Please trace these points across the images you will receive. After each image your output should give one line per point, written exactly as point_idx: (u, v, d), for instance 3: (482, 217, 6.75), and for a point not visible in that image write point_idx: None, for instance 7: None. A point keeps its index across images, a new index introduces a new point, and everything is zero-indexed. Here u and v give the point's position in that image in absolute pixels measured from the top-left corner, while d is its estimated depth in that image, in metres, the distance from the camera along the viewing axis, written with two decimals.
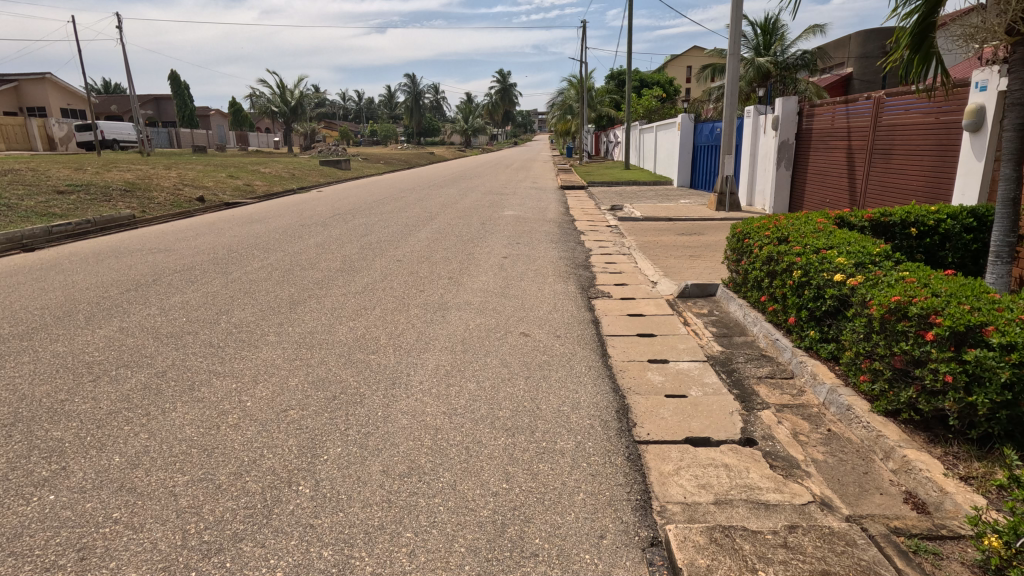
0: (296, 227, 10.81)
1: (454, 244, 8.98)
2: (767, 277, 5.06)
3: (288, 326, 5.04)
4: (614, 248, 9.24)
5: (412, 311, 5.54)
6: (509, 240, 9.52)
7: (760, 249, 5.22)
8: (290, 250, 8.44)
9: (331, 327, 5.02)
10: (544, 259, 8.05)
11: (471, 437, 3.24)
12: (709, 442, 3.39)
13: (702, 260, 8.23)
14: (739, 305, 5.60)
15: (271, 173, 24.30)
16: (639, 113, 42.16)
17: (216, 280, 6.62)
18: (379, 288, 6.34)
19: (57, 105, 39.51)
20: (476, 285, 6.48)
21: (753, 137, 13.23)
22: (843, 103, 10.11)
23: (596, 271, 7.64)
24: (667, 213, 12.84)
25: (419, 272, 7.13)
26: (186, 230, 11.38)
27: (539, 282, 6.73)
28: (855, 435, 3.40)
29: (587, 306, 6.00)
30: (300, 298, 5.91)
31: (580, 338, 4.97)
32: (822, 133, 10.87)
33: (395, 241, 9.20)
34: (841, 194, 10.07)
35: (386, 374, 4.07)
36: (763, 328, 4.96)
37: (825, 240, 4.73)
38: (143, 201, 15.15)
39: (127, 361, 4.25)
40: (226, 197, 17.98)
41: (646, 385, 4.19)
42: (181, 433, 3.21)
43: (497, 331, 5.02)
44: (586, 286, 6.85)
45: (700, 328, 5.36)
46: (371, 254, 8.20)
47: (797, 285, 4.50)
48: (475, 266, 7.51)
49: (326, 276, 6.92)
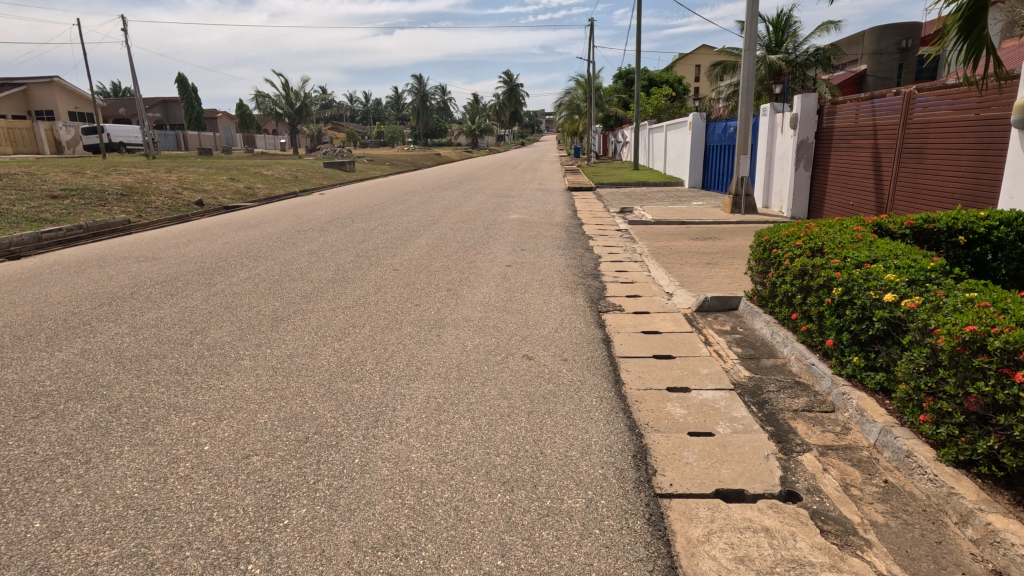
0: (292, 233, 10.36)
1: (455, 251, 8.48)
2: (799, 293, 4.53)
3: (265, 348, 4.56)
4: (625, 255, 8.71)
5: (406, 329, 5.05)
6: (513, 246, 9.02)
7: (791, 262, 4.68)
8: (281, 259, 7.98)
9: (313, 349, 4.54)
10: (551, 268, 7.54)
11: (462, 493, 2.74)
12: (745, 498, 2.86)
13: (720, 268, 7.67)
14: (765, 322, 5.07)
15: (274, 176, 23.94)
16: (648, 112, 41.47)
17: (197, 294, 6.16)
18: (371, 302, 5.85)
19: (64, 108, 39.45)
20: (476, 298, 5.97)
21: (770, 136, 12.64)
22: (869, 99, 9.51)
23: (607, 280, 7.12)
24: (680, 216, 12.27)
25: (416, 283, 6.64)
26: (178, 236, 10.95)
27: (544, 295, 6.22)
28: (919, 488, 2.86)
29: (597, 323, 5.49)
30: (285, 314, 5.44)
31: (589, 362, 4.46)
32: (844, 131, 10.28)
33: (393, 248, 8.72)
34: (867, 196, 9.47)
35: (369, 408, 3.57)
36: (796, 351, 4.42)
37: (868, 251, 4.19)
38: (139, 205, 14.77)
39: (79, 391, 3.78)
40: (225, 200, 17.57)
41: (666, 420, 3.66)
42: (120, 488, 2.73)
43: (497, 354, 4.51)
44: (596, 298, 6.33)
45: (723, 349, 4.84)
46: (367, 263, 7.72)
47: (836, 304, 3.97)
48: (476, 276, 7.00)
49: (316, 288, 6.43)
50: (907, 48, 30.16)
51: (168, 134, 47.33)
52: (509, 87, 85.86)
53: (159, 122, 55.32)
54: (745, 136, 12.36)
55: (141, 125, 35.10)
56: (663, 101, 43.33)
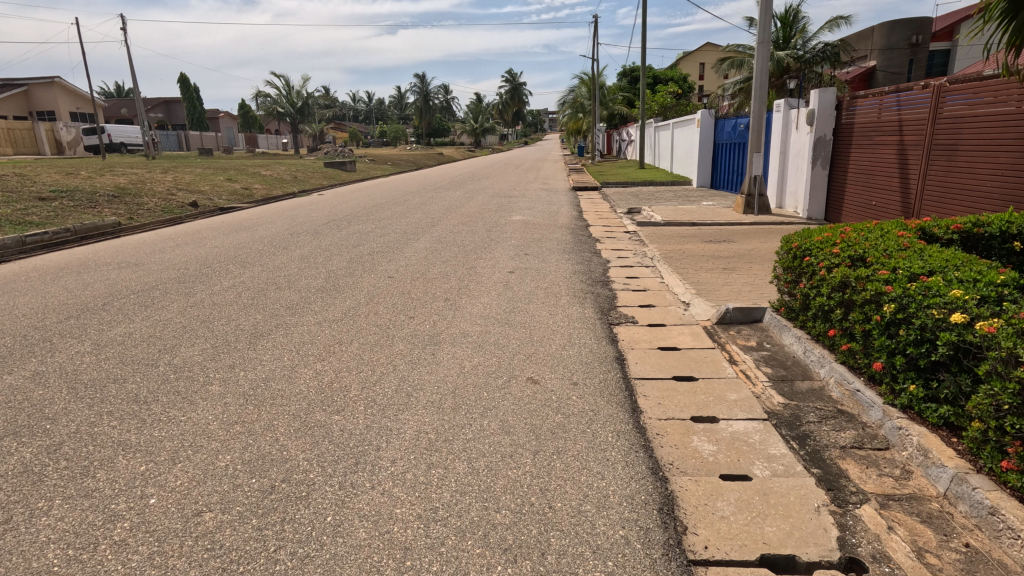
0: (284, 236, 9.89)
1: (454, 256, 7.99)
2: (838, 307, 4.01)
3: (239, 370, 4.08)
4: (635, 260, 8.19)
5: (398, 346, 4.56)
6: (516, 250, 8.53)
7: (828, 272, 4.16)
8: (269, 265, 7.51)
9: (291, 372, 4.04)
10: (556, 275, 7.03)
11: (454, 566, 2.24)
12: (796, 568, 2.36)
13: (738, 274, 7.15)
14: (796, 338, 4.56)
15: (272, 176, 23.51)
16: (652, 109, 40.85)
17: (174, 305, 5.69)
18: (361, 315, 5.36)
19: (64, 108, 39.17)
20: (476, 310, 5.47)
21: (784, 133, 12.10)
22: (893, 93, 8.96)
23: (617, 288, 6.61)
24: (691, 216, 11.74)
25: (412, 292, 6.15)
26: (167, 239, 10.50)
27: (550, 305, 5.72)
28: (1011, 558, 2.35)
29: (609, 338, 4.98)
30: (266, 329, 4.95)
31: (602, 386, 3.95)
32: (865, 128, 9.73)
33: (390, 253, 8.22)
34: (891, 195, 8.94)
35: (349, 447, 3.08)
36: (837, 373, 3.91)
37: (921, 261, 3.67)
38: (131, 207, 14.33)
39: (18, 425, 3.30)
40: (221, 201, 17.12)
41: (693, 459, 3.15)
42: (39, 560, 2.25)
43: (498, 377, 4.00)
44: (606, 308, 5.83)
45: (752, 370, 4.32)
46: (361, 269, 7.23)
47: (887, 323, 3.44)
48: (477, 284, 6.51)
49: (303, 298, 5.94)
50: (916, 44, 29.43)
51: (170, 135, 47.06)
52: (511, 86, 85.21)
53: (160, 123, 55.06)
54: (758, 133, 11.82)
55: (141, 125, 34.73)
56: (668, 98, 42.68)
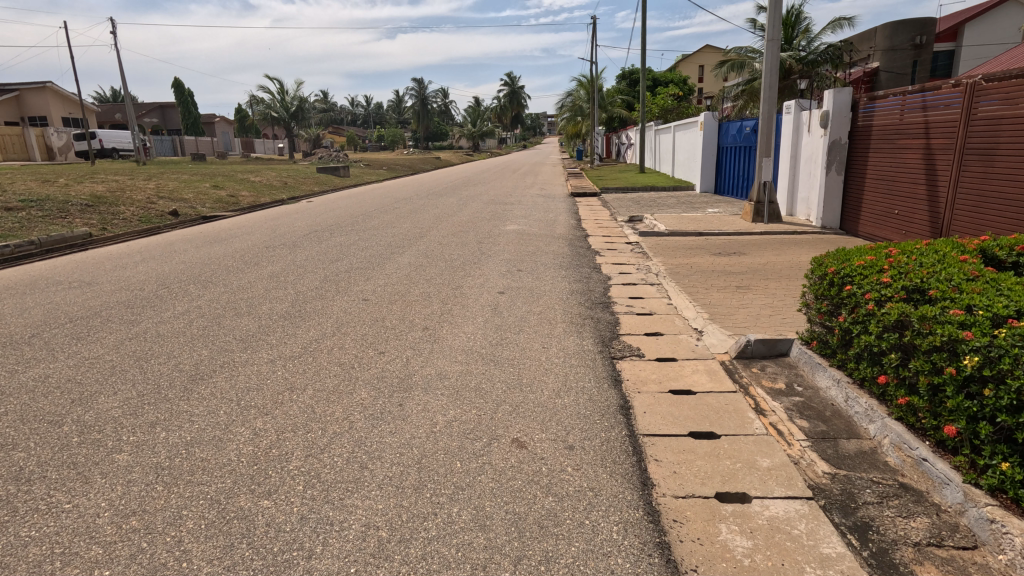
0: (259, 250, 9.17)
1: (439, 273, 7.27)
2: (893, 351, 3.29)
3: (160, 430, 3.34)
4: (638, 276, 7.48)
5: (360, 395, 3.82)
6: (508, 266, 7.82)
7: (878, 306, 3.44)
8: (234, 285, 6.77)
9: (223, 433, 3.30)
10: (551, 296, 6.29)
11: None
12: None
13: (753, 294, 6.43)
14: (835, 382, 3.84)
15: (262, 182, 22.83)
16: (652, 112, 40.15)
17: (110, 337, 4.95)
18: (323, 350, 4.61)
19: (56, 113, 38.49)
20: (458, 343, 4.74)
21: (795, 136, 11.39)
22: (917, 92, 8.24)
23: (619, 311, 5.89)
24: (697, 225, 11.01)
25: (387, 319, 5.41)
26: (134, 253, 9.75)
27: (543, 335, 4.99)
28: None
29: (612, 378, 4.25)
30: (208, 370, 4.21)
31: (603, 451, 3.20)
32: (885, 130, 9.02)
33: (369, 270, 7.49)
34: (916, 203, 8.22)
35: (271, 555, 2.34)
36: (893, 433, 3.18)
37: (1002, 298, 2.95)
38: (105, 217, 13.58)
39: None
40: (204, 210, 16.36)
41: (723, 564, 2.41)
42: None
43: (476, 439, 3.26)
44: (607, 338, 5.10)
45: (784, 424, 3.59)
46: (333, 291, 6.49)
47: (968, 377, 2.72)
48: (461, 308, 5.79)
49: (261, 328, 5.20)
50: (919, 44, 28.48)
51: (164, 140, 46.28)
52: (510, 89, 84.76)
53: (155, 128, 54.41)
54: (767, 136, 11.12)
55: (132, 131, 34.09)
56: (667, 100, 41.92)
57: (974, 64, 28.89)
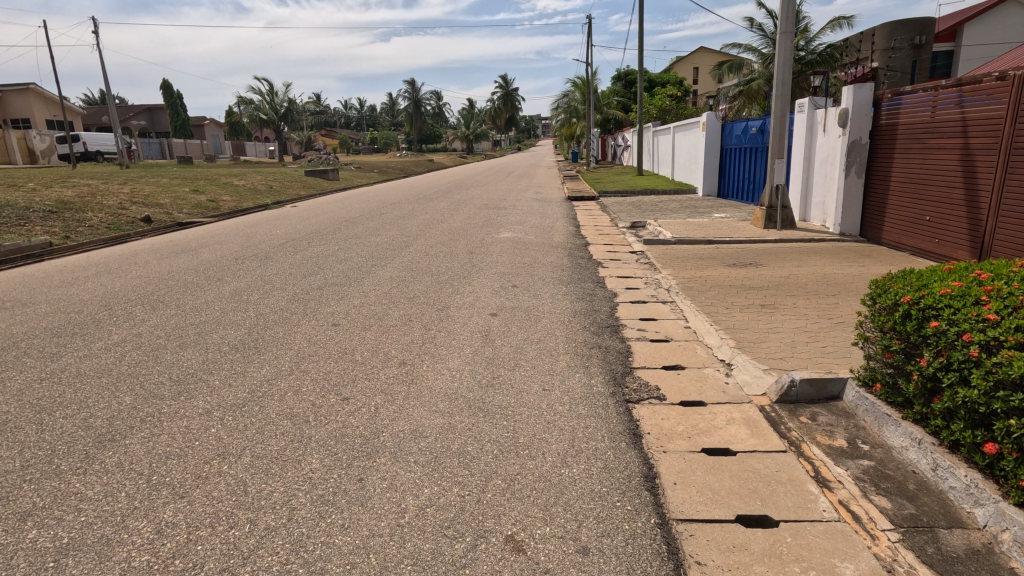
0: (226, 262, 8.30)
1: (423, 291, 6.43)
2: (1011, 415, 2.50)
3: (29, 526, 2.47)
4: (647, 292, 6.66)
5: (309, 464, 2.97)
6: (502, 280, 7.00)
7: (984, 352, 2.65)
8: (188, 306, 5.91)
9: (117, 531, 2.44)
10: (552, 319, 5.45)
11: None
12: None
13: (780, 315, 5.62)
14: (916, 442, 3.03)
15: (247, 186, 21.90)
16: (649, 113, 39.47)
17: (17, 379, 4.06)
18: (274, 397, 3.75)
19: (39, 116, 37.44)
20: (440, 386, 3.91)
21: (809, 135, 10.65)
22: (951, 88, 7.46)
23: (630, 337, 5.08)
24: (705, 232, 10.22)
25: (357, 351, 4.57)
26: (91, 265, 8.85)
27: (544, 373, 4.16)
28: None
29: (630, 433, 3.41)
30: (122, 427, 3.34)
31: (627, 556, 2.36)
32: (914, 128, 8.24)
33: (344, 286, 6.65)
34: (952, 209, 7.46)
35: None
36: (1017, 527, 2.36)
37: None
38: (70, 225, 12.66)
39: None
40: (180, 216, 15.43)
41: None
42: None
43: (457, 538, 2.42)
44: (619, 374, 4.28)
45: (858, 503, 2.76)
46: (300, 313, 5.63)
47: None
48: (447, 335, 4.96)
49: (206, 364, 4.34)
50: (920, 44, 27.72)
51: (152, 143, 45.19)
52: (505, 91, 84.10)
53: (143, 131, 53.24)
54: (779, 137, 10.38)
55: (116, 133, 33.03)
56: (664, 102, 41.23)
57: (975, 64, 28.30)
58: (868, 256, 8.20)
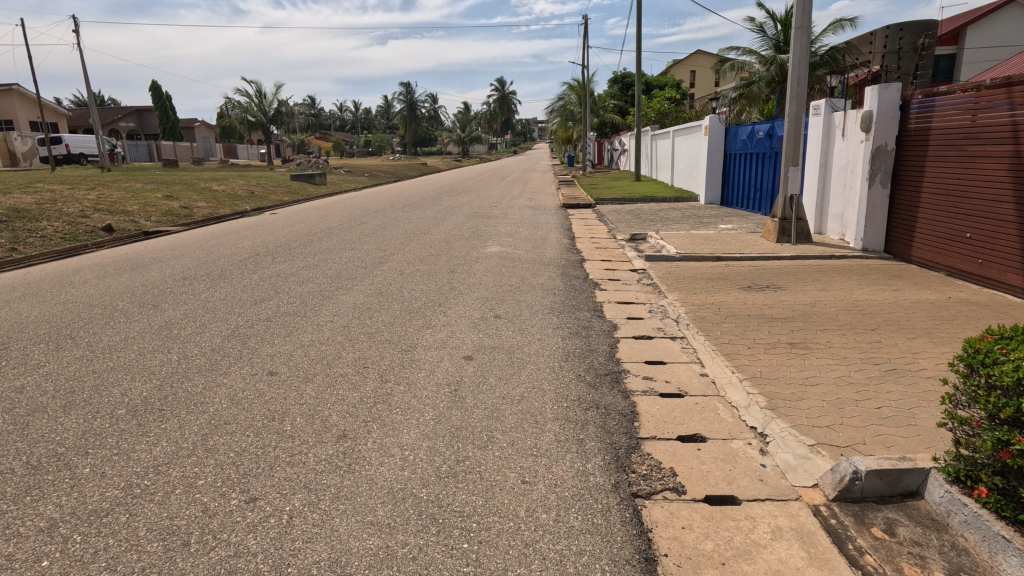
0: (172, 283, 7.28)
1: (388, 323, 5.43)
2: None
3: None
4: (653, 323, 5.68)
5: None
6: (483, 308, 6.00)
7: None
8: (101, 346, 4.88)
9: None
10: (539, 365, 4.46)
11: None
12: None
13: (814, 358, 4.63)
14: None
15: (228, 191, 20.85)
16: (647, 117, 38.61)
17: None
18: (155, 498, 2.75)
19: (23, 117, 36.36)
20: (380, 480, 2.89)
21: (826, 140, 9.71)
22: (1002, 88, 6.48)
23: (635, 391, 4.10)
24: (712, 246, 9.26)
25: (289, 418, 3.57)
26: (21, 284, 7.82)
27: (524, 453, 3.16)
28: None
29: (640, 560, 2.42)
30: None
31: None
32: (951, 134, 7.30)
33: (297, 317, 5.64)
34: (1001, 226, 6.50)
35: None
36: None
37: None
38: (20, 235, 11.60)
39: None
40: (147, 224, 14.37)
41: None
42: None
43: None
44: (624, 450, 3.29)
45: None
46: (234, 356, 4.62)
47: None
48: (405, 391, 3.95)
49: (84, 437, 3.32)
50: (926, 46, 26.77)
51: (138, 145, 43.97)
52: (500, 94, 83.20)
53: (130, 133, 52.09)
54: (794, 141, 9.44)
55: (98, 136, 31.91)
56: (662, 106, 40.33)
57: (981, 66, 27.46)
58: (900, 277, 7.26)
